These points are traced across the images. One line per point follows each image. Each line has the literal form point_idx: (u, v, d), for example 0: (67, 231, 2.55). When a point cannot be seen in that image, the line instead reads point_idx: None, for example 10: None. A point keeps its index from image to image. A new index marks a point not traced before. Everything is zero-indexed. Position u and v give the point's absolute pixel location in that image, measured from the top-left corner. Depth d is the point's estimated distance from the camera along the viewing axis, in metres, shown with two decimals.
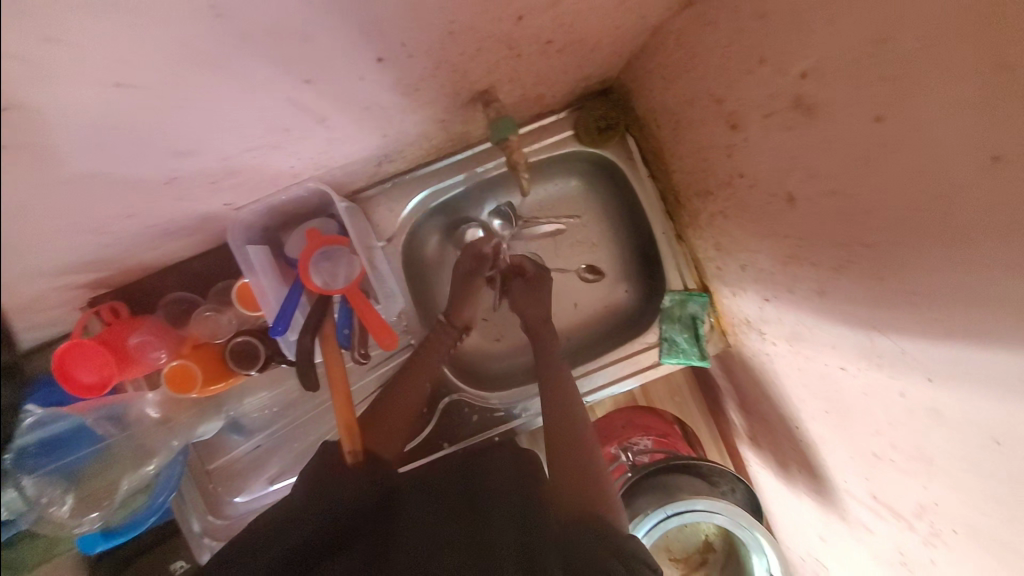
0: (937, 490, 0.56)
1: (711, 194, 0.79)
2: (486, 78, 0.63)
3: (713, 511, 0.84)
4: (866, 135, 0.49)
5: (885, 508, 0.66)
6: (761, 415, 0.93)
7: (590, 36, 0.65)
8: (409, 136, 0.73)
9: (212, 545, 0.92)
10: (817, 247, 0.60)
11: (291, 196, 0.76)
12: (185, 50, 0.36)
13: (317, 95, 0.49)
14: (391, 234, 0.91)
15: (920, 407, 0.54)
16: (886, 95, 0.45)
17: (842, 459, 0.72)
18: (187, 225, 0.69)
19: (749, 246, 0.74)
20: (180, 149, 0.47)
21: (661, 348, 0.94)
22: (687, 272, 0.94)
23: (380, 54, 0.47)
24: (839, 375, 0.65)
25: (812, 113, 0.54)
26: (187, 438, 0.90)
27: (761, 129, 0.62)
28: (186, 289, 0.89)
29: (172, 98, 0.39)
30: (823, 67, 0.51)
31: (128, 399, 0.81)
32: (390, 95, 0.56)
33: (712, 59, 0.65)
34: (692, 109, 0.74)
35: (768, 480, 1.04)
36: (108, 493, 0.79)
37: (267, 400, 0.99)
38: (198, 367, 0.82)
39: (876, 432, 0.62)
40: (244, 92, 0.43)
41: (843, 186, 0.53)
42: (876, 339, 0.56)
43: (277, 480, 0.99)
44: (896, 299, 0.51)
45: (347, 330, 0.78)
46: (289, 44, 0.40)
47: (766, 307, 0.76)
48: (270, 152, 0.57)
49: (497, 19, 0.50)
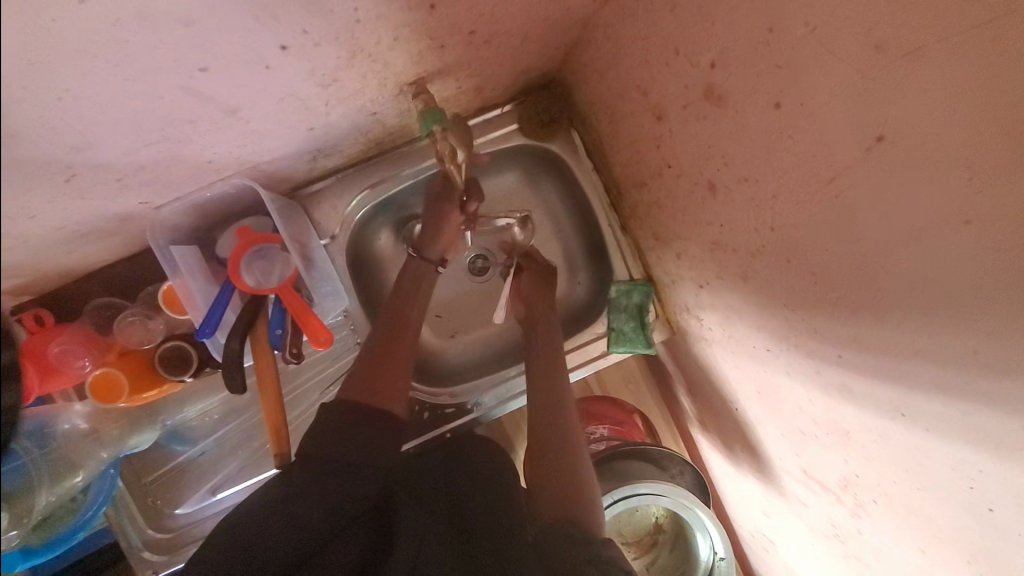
0: (856, 464, 0.58)
1: (646, 185, 0.80)
2: (411, 70, 0.62)
3: (657, 493, 0.87)
4: (768, 122, 0.50)
5: (815, 482, 0.68)
6: (706, 398, 0.96)
7: (516, 29, 0.65)
8: (339, 130, 0.72)
9: (152, 561, 0.90)
10: (735, 234, 0.62)
11: (217, 193, 0.73)
12: (50, 38, 0.34)
13: (219, 85, 0.48)
14: (335, 231, 0.89)
15: (833, 383, 0.56)
16: (782, 82, 0.47)
17: (775, 439, 0.75)
18: (99, 225, 0.65)
19: (681, 235, 0.76)
20: (70, 145, 0.44)
21: (609, 338, 0.95)
22: (631, 262, 0.96)
23: (282, 42, 0.46)
24: (765, 356, 0.67)
25: (721, 102, 0.56)
26: (117, 452, 0.86)
27: (681, 119, 0.64)
28: (111, 294, 0.84)
29: (47, 89, 0.37)
30: (727, 57, 0.52)
31: (56, 410, 0.77)
32: (306, 85, 0.55)
33: (635, 52, 0.67)
34: (622, 102, 0.76)
35: (717, 462, 1.07)
36: (27, 512, 0.69)
37: (209, 405, 0.95)
38: (125, 374, 0.79)
39: (801, 410, 0.65)
40: (132, 82, 0.42)
41: (754, 173, 0.55)
42: (792, 322, 0.58)
43: (222, 489, 0.96)
44: (804, 281, 0.53)
45: (280, 330, 0.75)
46: (171, 31, 0.38)
47: (700, 295, 0.78)
48: (180, 146, 0.55)
49: (407, 8, 0.49)
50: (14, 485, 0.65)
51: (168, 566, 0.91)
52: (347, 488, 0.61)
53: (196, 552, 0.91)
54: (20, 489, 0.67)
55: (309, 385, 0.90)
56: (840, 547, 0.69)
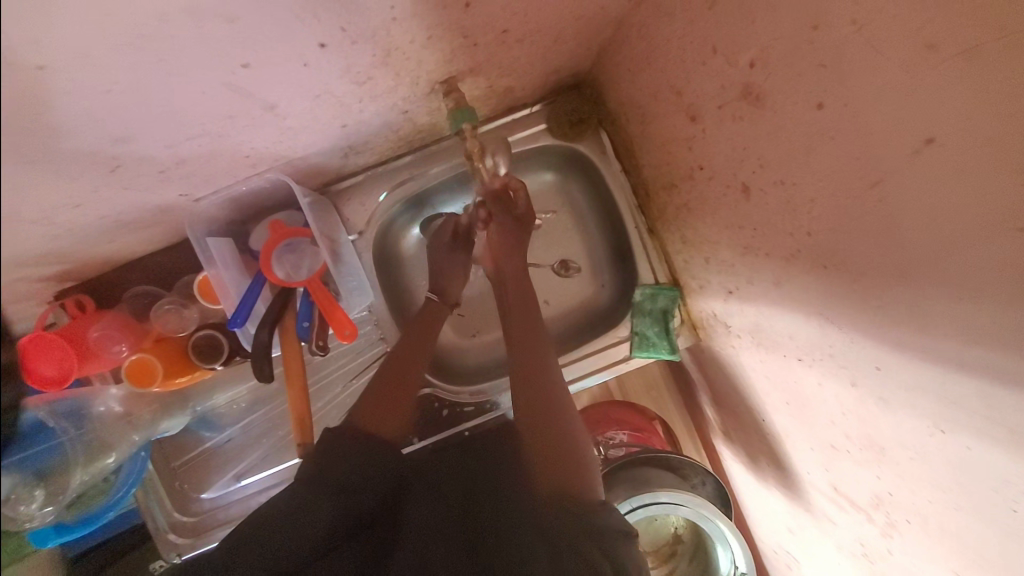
0: (889, 481, 0.56)
1: (676, 188, 0.79)
2: (444, 68, 0.63)
3: (676, 504, 0.84)
4: (809, 124, 0.49)
5: (845, 499, 0.66)
6: (732, 408, 0.93)
7: (550, 27, 0.64)
8: (371, 127, 0.73)
9: (177, 543, 0.94)
10: (770, 238, 0.60)
11: (251, 187, 0.75)
12: (100, 32, 0.35)
13: (258, 81, 0.49)
14: (362, 227, 0.90)
15: (869, 396, 0.54)
16: (826, 82, 0.45)
17: (803, 451, 0.72)
18: (140, 215, 0.68)
19: (711, 239, 0.74)
20: (116, 137, 0.46)
21: (632, 342, 0.93)
22: (657, 266, 0.94)
23: (321, 40, 0.47)
24: (796, 365, 0.65)
25: (760, 103, 0.54)
26: (149, 434, 0.89)
27: (716, 119, 0.62)
28: (150, 283, 0.88)
29: (97, 82, 0.39)
30: (768, 56, 0.51)
31: (91, 391, 0.79)
32: (341, 83, 0.56)
33: (670, 52, 0.66)
34: (655, 102, 0.75)
35: (740, 474, 1.04)
36: (61, 489, 0.72)
37: (236, 394, 0.98)
38: (160, 361, 0.81)
39: (832, 423, 0.62)
40: (176, 76, 0.43)
41: (791, 176, 0.53)
42: (828, 331, 0.56)
43: (245, 476, 0.98)
44: (843, 289, 0.51)
45: (307, 323, 0.76)
46: (216, 27, 0.40)
47: (729, 301, 0.76)
48: (218, 141, 0.57)
49: (442, 6, 0.50)
50: (48, 462, 0.67)
51: (193, 548, 0.94)
52: (350, 505, 0.62)
53: (225, 535, 0.95)
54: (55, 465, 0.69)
55: (332, 378, 0.91)
56: (868, 568, 0.66)
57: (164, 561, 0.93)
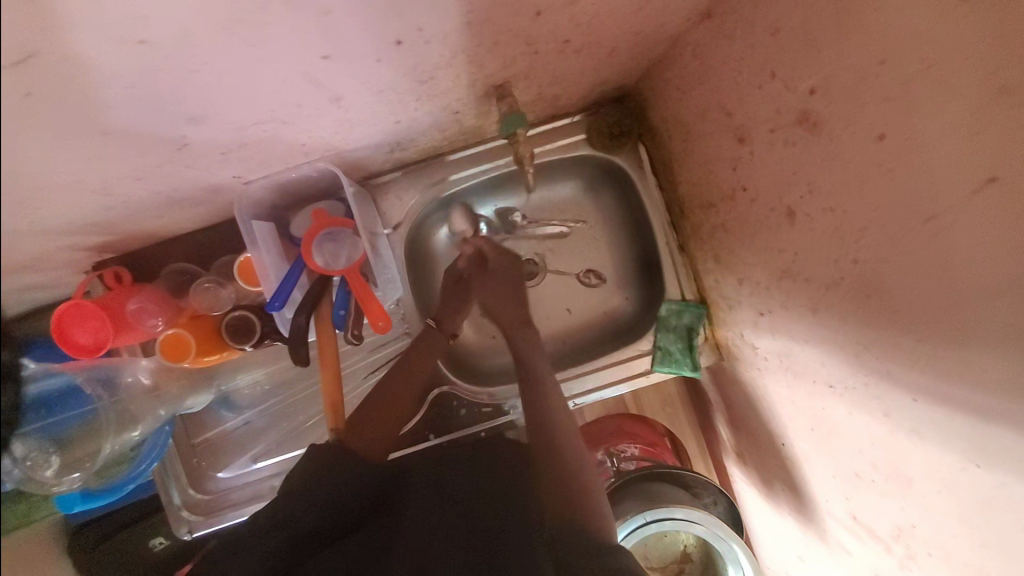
0: (914, 513, 0.56)
1: (714, 207, 0.80)
2: (502, 73, 0.64)
3: (692, 521, 0.84)
4: (866, 154, 0.49)
5: (863, 529, 0.66)
6: (750, 431, 0.93)
7: (607, 40, 0.66)
8: (421, 126, 0.74)
9: (189, 519, 0.94)
10: (812, 263, 0.61)
11: (300, 175, 0.77)
12: (204, 14, 0.37)
13: (332, 72, 0.50)
14: (397, 222, 0.92)
15: (901, 428, 0.54)
16: (888, 115, 0.46)
17: (824, 480, 0.72)
18: (193, 193, 0.70)
19: (747, 259, 0.75)
20: (191, 115, 0.48)
21: (654, 356, 0.94)
22: (685, 282, 0.94)
23: (398, 37, 0.49)
24: (826, 393, 0.66)
25: (816, 129, 0.55)
26: (174, 409, 0.91)
27: (766, 142, 0.63)
28: (189, 261, 0.90)
29: (189, 61, 0.41)
30: (831, 84, 0.52)
31: (121, 363, 0.81)
32: (405, 80, 0.57)
33: (725, 73, 0.67)
34: (703, 121, 0.75)
35: (750, 497, 1.03)
36: (89, 458, 0.78)
37: (259, 376, 0.99)
38: (193, 336, 0.83)
39: (859, 452, 0.63)
40: (261, 62, 0.44)
41: (841, 204, 0.54)
42: (864, 360, 0.56)
43: (260, 458, 0.99)
44: (886, 318, 0.51)
45: (343, 311, 0.79)
46: (308, 18, 0.41)
47: (760, 322, 0.77)
48: (282, 127, 0.58)
49: (515, 13, 0.51)
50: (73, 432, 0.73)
51: (204, 527, 0.95)
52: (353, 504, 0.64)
53: (232, 517, 0.95)
54: (79, 436, 0.75)
55: (354, 369, 0.93)
56: None
57: (165, 537, 0.94)
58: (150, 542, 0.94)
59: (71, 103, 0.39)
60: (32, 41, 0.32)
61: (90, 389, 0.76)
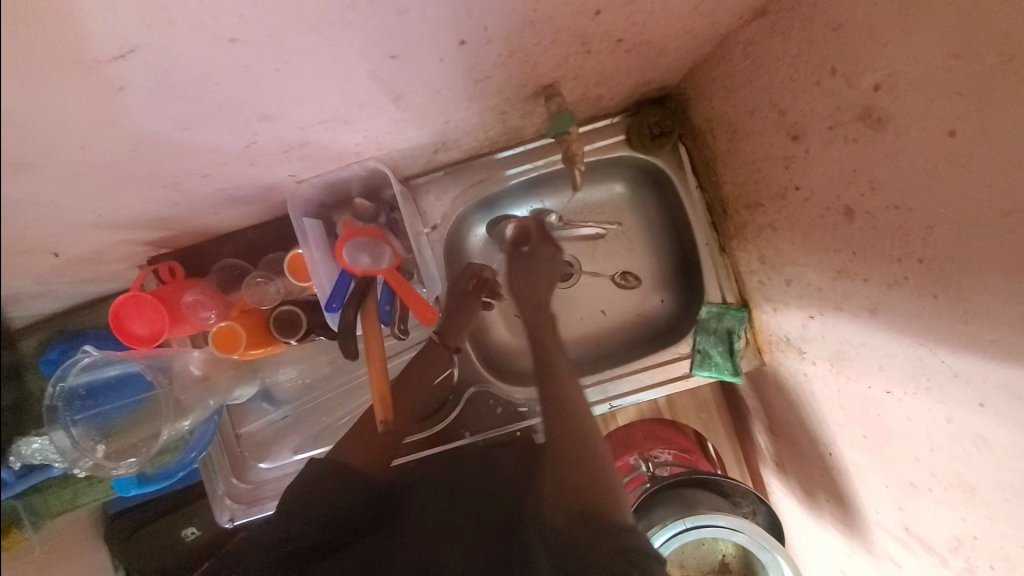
0: (976, 523, 0.54)
1: (761, 207, 0.79)
2: (552, 73, 0.65)
3: (733, 529, 0.82)
4: (936, 150, 0.48)
5: (916, 540, 0.64)
6: (792, 438, 0.91)
7: (658, 40, 0.66)
8: (469, 125, 0.76)
9: (231, 507, 0.97)
10: (871, 262, 0.59)
11: (351, 173, 0.79)
12: (293, 14, 0.39)
13: (397, 72, 0.52)
14: (436, 222, 0.93)
15: (965, 433, 0.52)
16: (961, 110, 0.45)
17: (875, 488, 0.70)
18: (250, 191, 0.73)
19: (797, 260, 0.74)
20: (265, 113, 0.50)
21: (693, 359, 0.93)
22: (726, 284, 0.93)
23: (462, 37, 0.50)
24: (882, 398, 0.64)
25: (880, 125, 0.54)
26: (224, 400, 0.93)
27: (823, 140, 0.62)
28: (238, 257, 0.93)
29: (271, 60, 0.43)
30: (897, 80, 0.51)
31: (175, 353, 0.86)
32: (461, 80, 0.59)
33: (779, 71, 0.67)
34: (752, 120, 0.75)
35: (790, 507, 1.01)
36: (144, 443, 0.83)
37: (300, 372, 1.01)
38: (244, 328, 0.86)
39: (915, 460, 0.61)
40: (335, 62, 0.46)
41: (907, 201, 0.53)
42: (927, 363, 0.55)
43: (301, 451, 1.01)
44: (954, 318, 0.50)
45: (388, 307, 0.81)
46: (385, 18, 0.43)
47: (809, 325, 0.75)
48: (341, 127, 0.60)
49: (576, 12, 0.52)
50: (118, 418, 0.81)
51: (246, 515, 0.97)
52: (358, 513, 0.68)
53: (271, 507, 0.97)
54: (127, 422, 0.82)
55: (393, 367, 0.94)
56: None
57: (196, 527, 0.98)
58: (183, 532, 0.98)
59: (157, 99, 0.42)
60: (136, 37, 0.35)
61: (150, 375, 0.83)
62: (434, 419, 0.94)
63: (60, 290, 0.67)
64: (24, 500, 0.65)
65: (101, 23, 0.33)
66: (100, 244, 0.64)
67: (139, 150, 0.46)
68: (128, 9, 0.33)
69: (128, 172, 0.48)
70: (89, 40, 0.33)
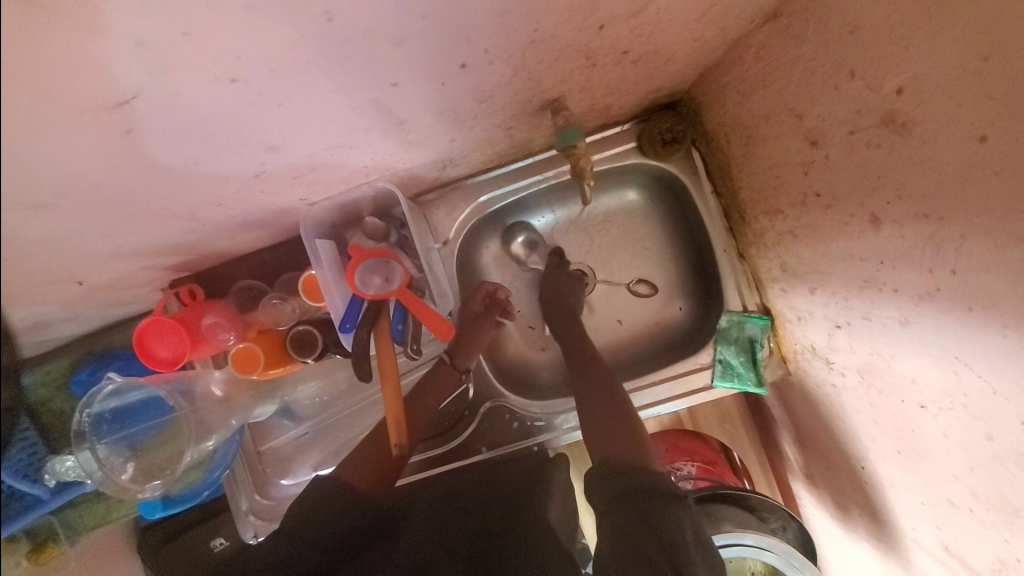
0: (1020, 547, 0.50)
1: (780, 213, 0.76)
2: (557, 87, 0.64)
3: (761, 547, 0.80)
4: (966, 156, 0.46)
5: (957, 561, 0.60)
6: (821, 450, 0.87)
7: (666, 49, 0.65)
8: (476, 142, 0.75)
9: (255, 523, 0.97)
10: (899, 271, 0.56)
11: (361, 194, 0.79)
12: (292, 52, 0.39)
13: (400, 98, 0.52)
14: (448, 236, 0.93)
15: (1007, 452, 0.49)
16: (992, 114, 0.42)
17: (912, 505, 0.67)
18: (263, 215, 0.74)
19: (820, 268, 0.71)
20: (271, 144, 0.51)
21: (714, 370, 0.90)
22: (746, 292, 0.90)
23: (463, 60, 0.49)
24: (917, 412, 0.60)
25: (905, 130, 0.51)
26: (244, 419, 0.96)
27: (844, 145, 0.60)
28: (254, 278, 0.95)
29: (274, 95, 0.43)
30: (921, 83, 0.48)
31: (194, 375, 0.88)
32: (465, 100, 0.58)
33: (794, 74, 0.64)
34: (768, 124, 0.72)
35: (821, 521, 0.97)
36: (168, 463, 0.82)
37: (318, 388, 1.02)
38: (261, 350, 0.88)
39: (954, 477, 0.57)
40: (337, 93, 0.46)
41: (937, 209, 0.50)
42: (963, 377, 0.52)
43: (321, 467, 1.01)
44: (991, 332, 0.47)
45: (402, 326, 0.80)
46: (384, 49, 0.43)
47: (836, 335, 0.72)
48: (347, 152, 0.60)
49: (579, 28, 0.51)
50: (144, 439, 0.80)
51: (268, 531, 0.97)
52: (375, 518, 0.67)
53: None
54: (152, 442, 0.81)
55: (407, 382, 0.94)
56: None
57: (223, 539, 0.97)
58: (210, 544, 0.96)
59: (164, 137, 0.42)
60: (140, 84, 0.35)
61: (172, 398, 0.84)
62: (450, 435, 0.93)
63: (87, 313, 0.69)
64: (61, 517, 0.65)
65: (102, 74, 0.33)
66: (121, 272, 0.66)
67: (150, 187, 0.47)
68: (128, 59, 0.33)
69: (141, 207, 0.49)
70: (94, 91, 0.34)
